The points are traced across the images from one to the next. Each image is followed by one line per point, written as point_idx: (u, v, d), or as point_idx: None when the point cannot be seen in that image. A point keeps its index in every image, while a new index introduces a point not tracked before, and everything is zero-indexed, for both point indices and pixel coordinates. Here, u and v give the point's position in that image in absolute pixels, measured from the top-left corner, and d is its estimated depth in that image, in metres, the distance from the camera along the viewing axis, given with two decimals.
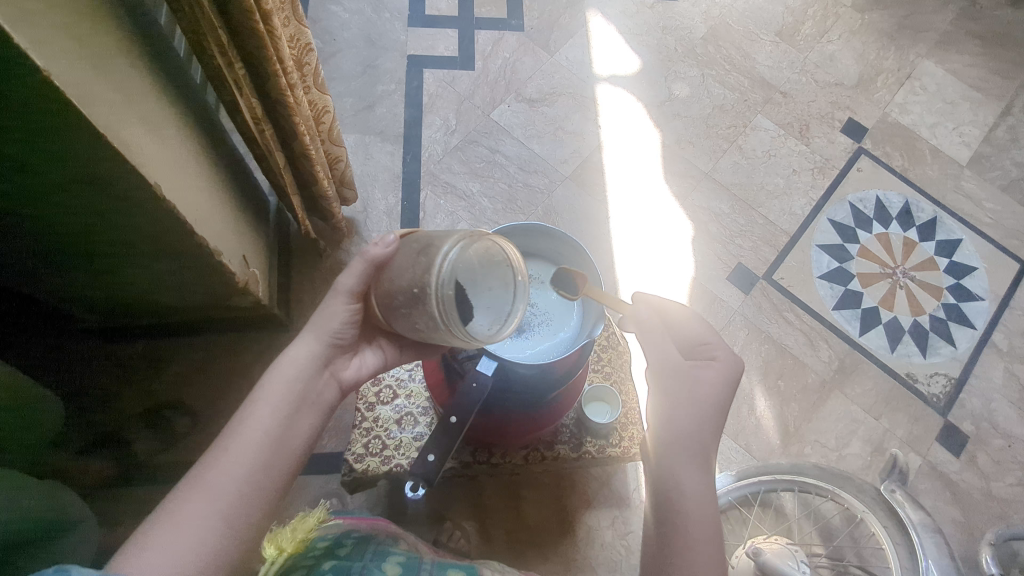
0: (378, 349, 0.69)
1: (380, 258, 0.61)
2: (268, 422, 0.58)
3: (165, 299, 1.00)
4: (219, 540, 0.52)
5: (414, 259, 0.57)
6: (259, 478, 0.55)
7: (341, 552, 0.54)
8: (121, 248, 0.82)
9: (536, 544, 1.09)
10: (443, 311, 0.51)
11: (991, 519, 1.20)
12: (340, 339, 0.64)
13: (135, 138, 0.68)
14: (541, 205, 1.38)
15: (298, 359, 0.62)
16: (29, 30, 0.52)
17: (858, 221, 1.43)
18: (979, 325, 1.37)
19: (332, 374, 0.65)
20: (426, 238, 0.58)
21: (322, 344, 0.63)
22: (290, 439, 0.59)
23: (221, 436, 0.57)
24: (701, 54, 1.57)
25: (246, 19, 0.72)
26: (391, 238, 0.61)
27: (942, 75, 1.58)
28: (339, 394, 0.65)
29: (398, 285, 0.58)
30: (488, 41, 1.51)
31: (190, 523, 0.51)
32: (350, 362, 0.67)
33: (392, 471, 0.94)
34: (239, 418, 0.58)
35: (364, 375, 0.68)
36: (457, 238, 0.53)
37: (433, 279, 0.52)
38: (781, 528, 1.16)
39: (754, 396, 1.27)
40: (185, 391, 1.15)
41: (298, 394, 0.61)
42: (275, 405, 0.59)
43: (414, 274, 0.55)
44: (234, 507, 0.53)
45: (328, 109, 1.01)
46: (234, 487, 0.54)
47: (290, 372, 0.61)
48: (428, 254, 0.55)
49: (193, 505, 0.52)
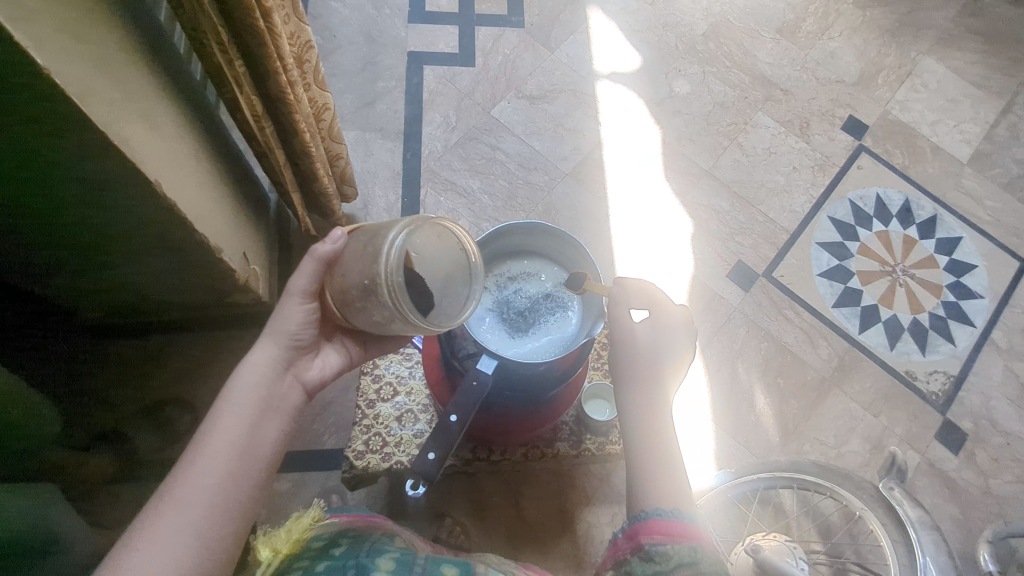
0: (339, 347, 0.69)
1: (329, 254, 0.61)
2: (235, 429, 0.56)
3: (154, 297, 1.00)
4: (197, 553, 0.49)
5: (362, 251, 0.57)
6: (232, 485, 0.53)
7: (335, 551, 0.55)
8: (100, 243, 0.80)
9: (535, 541, 1.10)
10: (396, 299, 0.51)
11: (989, 517, 1.21)
12: (299, 341, 0.63)
13: (136, 137, 0.68)
14: (541, 202, 1.38)
15: (259, 364, 0.61)
16: (29, 27, 0.52)
17: (858, 218, 1.43)
18: (979, 323, 1.37)
19: (295, 376, 0.63)
20: (372, 231, 0.58)
21: (282, 348, 0.62)
22: (259, 445, 0.57)
23: (185, 451, 0.54)
24: (702, 50, 1.56)
25: (247, 17, 0.72)
26: (338, 233, 0.61)
27: (943, 72, 1.58)
28: (304, 395, 0.64)
29: (349, 280, 0.57)
30: (489, 37, 1.51)
31: (162, 540, 0.48)
32: (313, 362, 0.66)
33: (392, 468, 0.94)
34: (203, 430, 0.56)
35: (328, 375, 0.67)
36: (403, 225, 0.53)
37: (380, 266, 0.52)
38: (779, 526, 1.16)
39: (754, 394, 1.27)
40: (184, 387, 1.15)
41: (262, 399, 0.59)
42: (241, 413, 0.57)
43: (364, 266, 0.55)
44: (209, 518, 0.51)
45: (329, 106, 1.01)
46: (207, 498, 0.52)
47: (251, 378, 0.60)
48: (375, 243, 0.55)
49: (165, 523, 0.49)
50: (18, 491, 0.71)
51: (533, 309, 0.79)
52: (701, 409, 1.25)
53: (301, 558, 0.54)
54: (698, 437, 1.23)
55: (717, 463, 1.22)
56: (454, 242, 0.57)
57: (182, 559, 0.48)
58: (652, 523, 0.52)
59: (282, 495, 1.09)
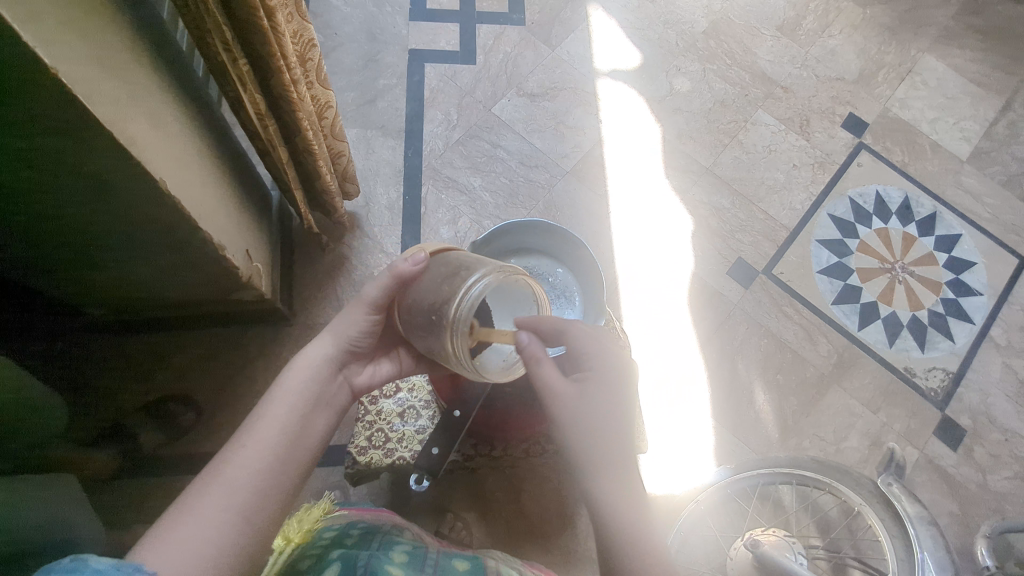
0: (395, 359, 0.71)
1: (406, 275, 0.61)
2: (283, 421, 0.58)
3: (168, 292, 1.01)
4: (236, 536, 0.50)
5: (440, 282, 0.60)
6: (276, 474, 0.55)
7: (347, 540, 0.56)
8: (122, 236, 0.81)
9: (536, 535, 1.11)
10: (455, 346, 0.56)
11: (987, 512, 1.22)
12: (356, 347, 0.66)
13: (138, 132, 0.68)
14: (542, 200, 1.39)
15: (313, 361, 0.63)
16: (36, 28, 0.53)
17: (858, 216, 1.44)
18: (978, 320, 1.38)
19: (345, 379, 0.66)
20: (459, 264, 0.60)
21: (338, 349, 0.65)
22: (306, 438, 0.59)
23: (234, 437, 0.56)
24: (702, 48, 1.57)
25: (251, 16, 0.72)
26: (421, 256, 0.61)
27: (943, 70, 1.58)
28: (350, 398, 0.67)
29: (418, 304, 0.61)
30: (489, 35, 1.51)
31: (204, 520, 0.49)
32: (364, 369, 0.69)
33: (394, 464, 0.95)
34: (255, 417, 0.58)
35: (377, 381, 0.70)
36: (486, 275, 0.56)
37: (453, 308, 0.55)
38: (778, 521, 1.17)
39: (753, 390, 1.28)
40: (189, 384, 1.16)
41: (315, 394, 0.61)
42: (290, 406, 0.59)
43: (436, 299, 0.58)
44: (251, 501, 0.52)
45: (331, 104, 1.01)
46: (252, 483, 0.53)
47: (306, 374, 0.62)
48: (454, 282, 0.58)
49: (210, 499, 0.51)
50: (29, 483, 0.72)
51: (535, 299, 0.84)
52: (700, 405, 1.26)
53: (313, 544, 0.56)
54: (697, 433, 1.24)
55: (717, 459, 1.23)
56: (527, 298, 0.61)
57: (222, 539, 0.49)
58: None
59: None
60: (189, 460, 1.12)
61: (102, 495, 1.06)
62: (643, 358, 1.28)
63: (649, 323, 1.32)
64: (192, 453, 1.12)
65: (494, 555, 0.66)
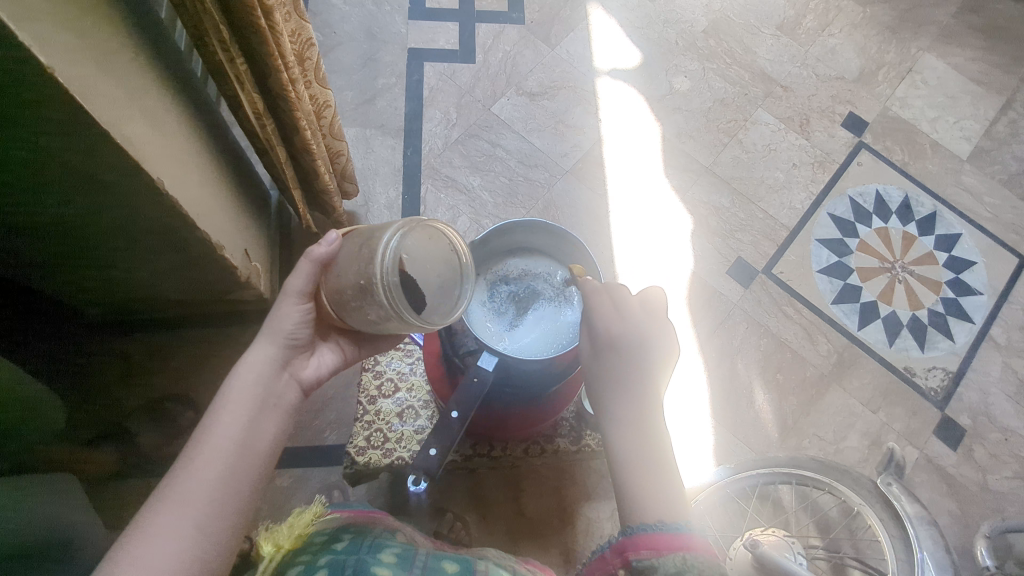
0: (336, 346, 0.68)
1: (325, 256, 0.62)
2: (232, 428, 0.57)
3: (163, 293, 1.01)
4: (193, 550, 0.50)
5: (357, 252, 0.58)
6: (234, 481, 0.55)
7: (339, 545, 0.56)
8: (108, 238, 0.80)
9: (535, 535, 1.11)
10: (391, 298, 0.52)
11: (987, 512, 1.21)
12: (296, 340, 0.63)
13: (136, 132, 0.68)
14: (541, 199, 1.38)
15: (256, 363, 0.61)
16: (32, 27, 0.52)
17: (858, 215, 1.44)
18: (978, 319, 1.37)
19: (291, 375, 0.64)
20: (368, 232, 0.59)
21: (280, 347, 0.62)
22: (255, 442, 0.57)
23: (185, 447, 0.55)
24: (702, 47, 1.56)
25: (250, 15, 0.72)
26: (334, 235, 0.62)
27: (943, 69, 1.58)
28: (300, 394, 0.64)
29: (345, 280, 0.58)
30: (489, 34, 1.51)
31: (160, 535, 0.50)
32: (309, 361, 0.66)
33: (393, 464, 0.95)
34: (203, 427, 0.57)
35: (324, 373, 0.67)
36: (397, 228, 0.54)
37: (376, 266, 0.52)
38: (777, 521, 1.17)
39: (753, 391, 1.28)
40: (186, 383, 1.15)
41: (260, 396, 0.59)
42: (238, 412, 0.57)
43: (359, 266, 0.56)
44: (208, 516, 0.52)
45: (329, 103, 1.01)
46: (210, 492, 0.53)
47: (250, 377, 0.60)
48: (370, 245, 0.55)
49: (165, 516, 0.51)
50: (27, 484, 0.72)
51: (530, 299, 0.80)
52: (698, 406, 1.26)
53: (305, 550, 0.55)
54: (696, 432, 1.24)
55: (716, 459, 1.23)
56: (446, 244, 0.57)
57: (182, 552, 0.50)
58: (642, 541, 0.52)
59: (284, 490, 1.11)
60: None
61: (100, 495, 1.06)
62: None
63: None
64: None
65: (488, 555, 0.66)
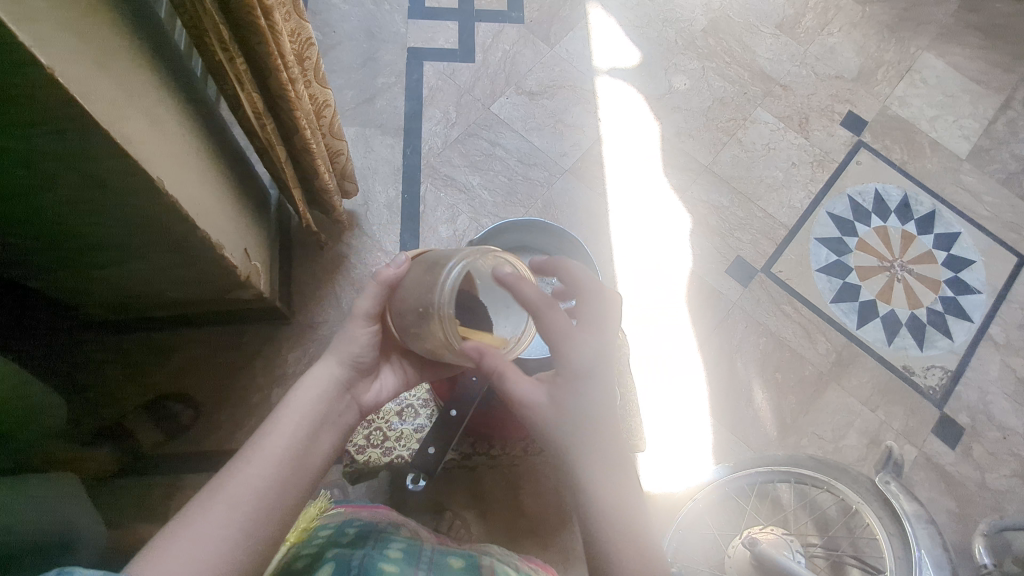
0: (396, 372, 0.70)
1: (392, 280, 0.64)
2: (290, 438, 0.58)
3: (164, 292, 1.01)
4: (236, 554, 0.50)
5: (422, 277, 0.61)
6: (279, 493, 0.55)
7: (342, 536, 0.57)
8: (110, 239, 0.81)
9: (534, 534, 1.11)
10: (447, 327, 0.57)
11: (984, 510, 1.22)
12: (360, 363, 0.65)
13: (136, 132, 0.68)
14: (541, 198, 1.38)
15: (320, 380, 0.63)
16: (33, 29, 0.53)
17: (857, 214, 1.44)
18: (977, 318, 1.38)
19: (352, 398, 0.66)
20: (434, 258, 0.62)
21: (344, 368, 0.64)
22: (310, 457, 0.58)
23: (240, 451, 0.56)
24: (701, 46, 1.56)
25: (250, 15, 0.72)
26: (402, 258, 0.65)
27: (943, 68, 1.58)
28: (357, 417, 0.66)
29: (408, 304, 0.61)
30: (488, 33, 1.51)
31: (207, 533, 0.50)
32: (370, 386, 0.68)
33: (392, 463, 0.94)
34: (262, 433, 0.58)
35: (383, 399, 0.69)
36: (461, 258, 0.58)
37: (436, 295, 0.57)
38: (776, 519, 1.17)
39: (752, 389, 1.28)
40: (188, 382, 1.16)
41: (320, 412, 0.61)
42: (297, 424, 0.59)
43: (421, 292, 0.60)
44: (254, 519, 0.52)
45: (329, 103, 1.01)
46: (262, 496, 0.54)
47: (313, 393, 0.62)
48: (434, 272, 0.60)
49: (214, 514, 0.51)
50: (28, 482, 0.72)
51: None
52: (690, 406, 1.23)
53: (310, 543, 0.57)
54: (695, 430, 1.24)
55: (715, 457, 1.23)
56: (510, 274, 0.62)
57: (224, 554, 0.50)
58: None
59: None
60: (187, 459, 1.12)
61: (100, 494, 1.06)
62: (641, 358, 1.28)
63: (648, 323, 1.32)
64: (190, 452, 1.12)
65: (490, 553, 0.66)
